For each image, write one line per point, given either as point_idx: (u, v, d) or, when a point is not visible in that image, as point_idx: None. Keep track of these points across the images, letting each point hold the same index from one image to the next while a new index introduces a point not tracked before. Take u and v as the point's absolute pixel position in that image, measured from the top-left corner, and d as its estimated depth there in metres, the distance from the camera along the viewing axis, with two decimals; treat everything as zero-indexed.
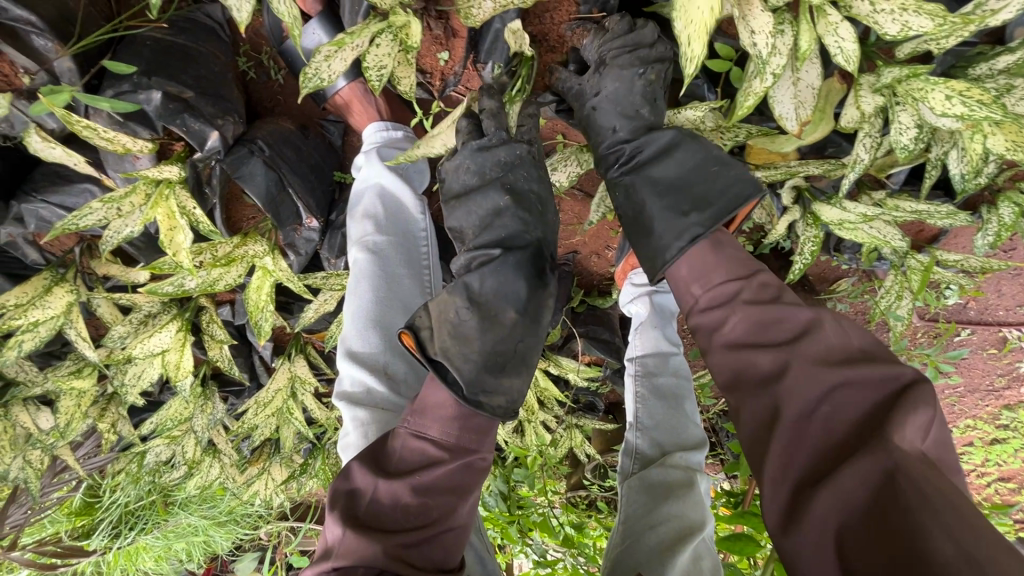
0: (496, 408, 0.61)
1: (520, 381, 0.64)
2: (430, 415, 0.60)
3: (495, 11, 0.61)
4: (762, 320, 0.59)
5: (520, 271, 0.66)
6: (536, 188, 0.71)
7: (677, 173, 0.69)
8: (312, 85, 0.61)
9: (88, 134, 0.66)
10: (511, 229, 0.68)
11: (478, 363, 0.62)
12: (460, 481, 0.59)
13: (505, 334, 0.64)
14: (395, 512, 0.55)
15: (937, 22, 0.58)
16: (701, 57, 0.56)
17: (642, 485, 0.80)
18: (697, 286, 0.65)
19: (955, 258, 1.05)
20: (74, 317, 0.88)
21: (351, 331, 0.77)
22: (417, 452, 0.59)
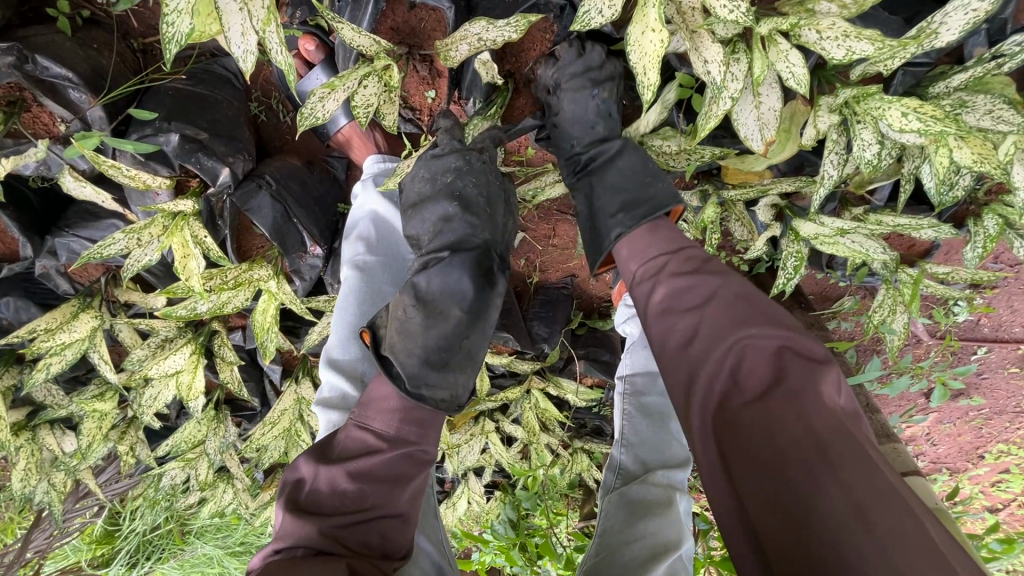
0: (439, 401, 0.67)
1: (465, 377, 0.70)
2: (376, 407, 0.65)
3: (470, 53, 0.68)
4: (684, 288, 0.62)
5: (470, 271, 0.71)
6: (485, 191, 0.75)
7: (611, 183, 0.75)
8: (309, 123, 0.67)
9: (114, 173, 0.74)
10: (460, 233, 0.74)
11: (422, 357, 0.66)
12: (401, 469, 0.62)
13: (451, 330, 0.69)
14: (333, 498, 0.58)
15: (877, 45, 0.63)
16: (656, 84, 0.61)
17: (621, 501, 0.81)
18: (638, 262, 0.69)
19: (946, 270, 1.06)
20: (98, 341, 0.95)
21: (333, 339, 0.83)
22: (359, 441, 0.63)
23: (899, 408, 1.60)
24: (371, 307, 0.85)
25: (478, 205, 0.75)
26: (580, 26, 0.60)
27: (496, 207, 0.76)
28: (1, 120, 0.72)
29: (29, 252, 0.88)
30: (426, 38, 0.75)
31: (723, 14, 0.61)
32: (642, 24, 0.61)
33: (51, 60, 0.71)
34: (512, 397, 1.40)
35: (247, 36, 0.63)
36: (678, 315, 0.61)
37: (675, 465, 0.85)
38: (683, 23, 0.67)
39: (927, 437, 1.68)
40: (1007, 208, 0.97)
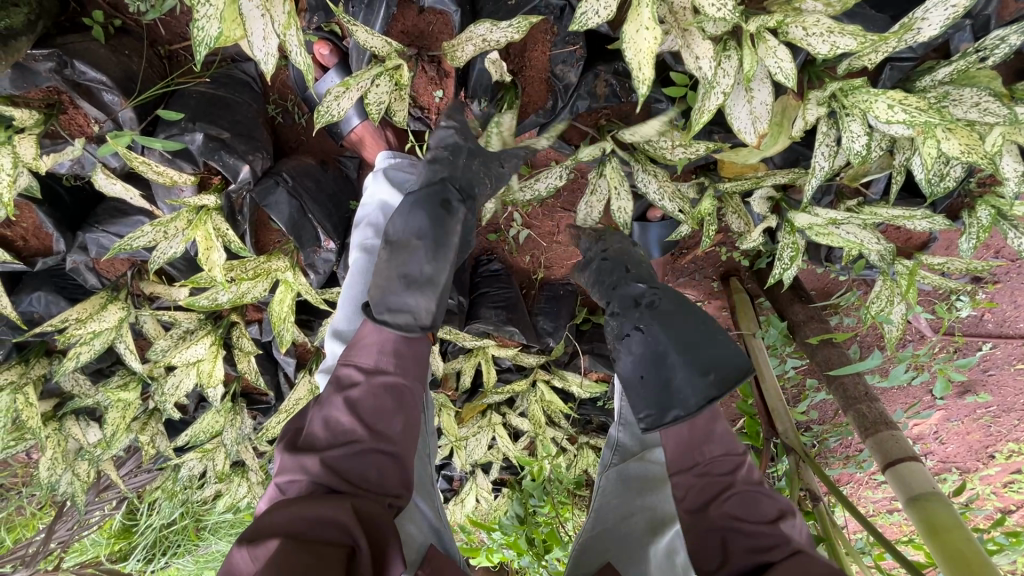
0: (403, 325, 0.69)
1: (427, 300, 0.71)
2: (358, 346, 0.71)
3: (476, 52, 0.73)
4: (748, 500, 0.68)
5: (425, 209, 0.74)
6: (453, 143, 0.79)
7: (673, 335, 0.79)
8: (325, 121, 0.72)
9: (144, 169, 0.80)
10: (423, 179, 0.78)
11: (383, 284, 0.71)
12: (386, 400, 0.67)
13: (412, 257, 0.72)
14: (328, 435, 0.65)
15: (859, 40, 0.67)
16: (650, 78, 0.65)
17: (620, 476, 0.88)
18: (704, 447, 0.73)
19: (942, 261, 1.08)
20: (125, 332, 1.01)
21: (341, 315, 0.89)
22: (348, 377, 0.69)
23: (905, 404, 1.61)
24: None
25: (444, 159, 0.79)
26: (579, 24, 0.64)
27: (459, 155, 0.79)
28: (40, 120, 0.77)
29: (62, 247, 0.94)
30: (434, 40, 0.80)
31: (711, 13, 0.65)
32: (637, 23, 0.64)
33: (88, 65, 0.77)
34: (519, 391, 1.43)
35: (269, 39, 0.68)
36: (740, 519, 0.67)
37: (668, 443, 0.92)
38: (675, 22, 0.71)
39: (934, 435, 1.69)
40: (1000, 200, 0.99)
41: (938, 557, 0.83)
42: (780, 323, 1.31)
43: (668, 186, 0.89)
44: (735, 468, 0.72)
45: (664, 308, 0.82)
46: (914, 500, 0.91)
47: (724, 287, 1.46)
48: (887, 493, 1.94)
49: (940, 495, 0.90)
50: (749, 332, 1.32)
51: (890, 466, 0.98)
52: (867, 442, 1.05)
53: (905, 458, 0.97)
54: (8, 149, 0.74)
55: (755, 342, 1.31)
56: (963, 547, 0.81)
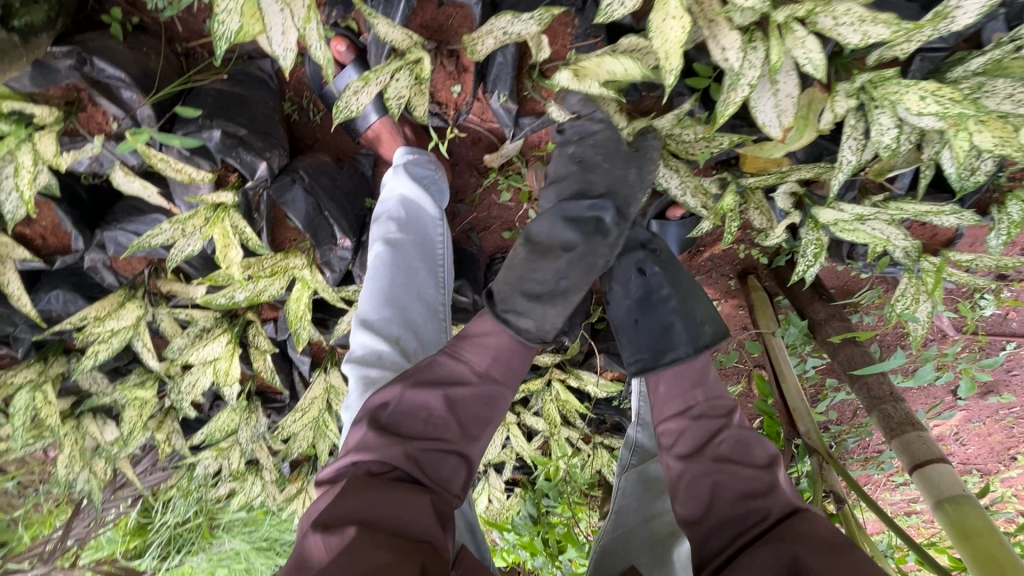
0: (523, 329, 0.72)
1: (556, 314, 0.73)
2: (473, 342, 0.72)
3: (496, 45, 0.72)
4: (742, 441, 0.73)
5: (576, 224, 0.74)
6: (605, 158, 0.76)
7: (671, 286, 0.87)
8: (344, 116, 0.71)
9: (163, 166, 0.79)
10: (577, 187, 0.77)
11: (515, 284, 0.73)
12: (481, 410, 0.71)
13: (550, 266, 0.73)
14: (417, 423, 0.66)
15: (893, 29, 0.65)
16: (678, 69, 0.63)
17: (640, 478, 0.88)
18: (697, 391, 0.79)
19: (969, 258, 1.06)
20: (142, 330, 1.01)
21: (366, 307, 0.89)
22: (451, 370, 0.70)
23: (926, 405, 1.58)
24: (401, 279, 0.90)
25: (596, 164, 0.76)
26: (604, 15, 0.62)
27: (619, 167, 0.76)
28: (60, 118, 0.77)
29: (80, 245, 0.94)
30: (454, 34, 0.79)
31: (740, 2, 0.63)
32: (664, 13, 0.63)
33: (106, 62, 0.76)
34: (533, 390, 1.42)
35: (287, 34, 0.68)
36: (733, 459, 0.71)
37: None
38: (701, 12, 0.69)
39: (955, 437, 1.66)
40: None
41: (968, 560, 0.81)
42: (800, 322, 1.29)
43: (688, 180, 0.87)
44: (728, 414, 0.77)
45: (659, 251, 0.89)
46: (941, 504, 0.89)
47: (741, 286, 1.44)
48: (906, 495, 1.91)
49: (969, 498, 0.88)
50: (768, 331, 1.30)
51: (916, 468, 0.96)
52: (893, 443, 1.02)
53: (933, 461, 0.95)
54: (30, 147, 0.74)
55: (774, 341, 1.29)
56: (994, 549, 0.80)
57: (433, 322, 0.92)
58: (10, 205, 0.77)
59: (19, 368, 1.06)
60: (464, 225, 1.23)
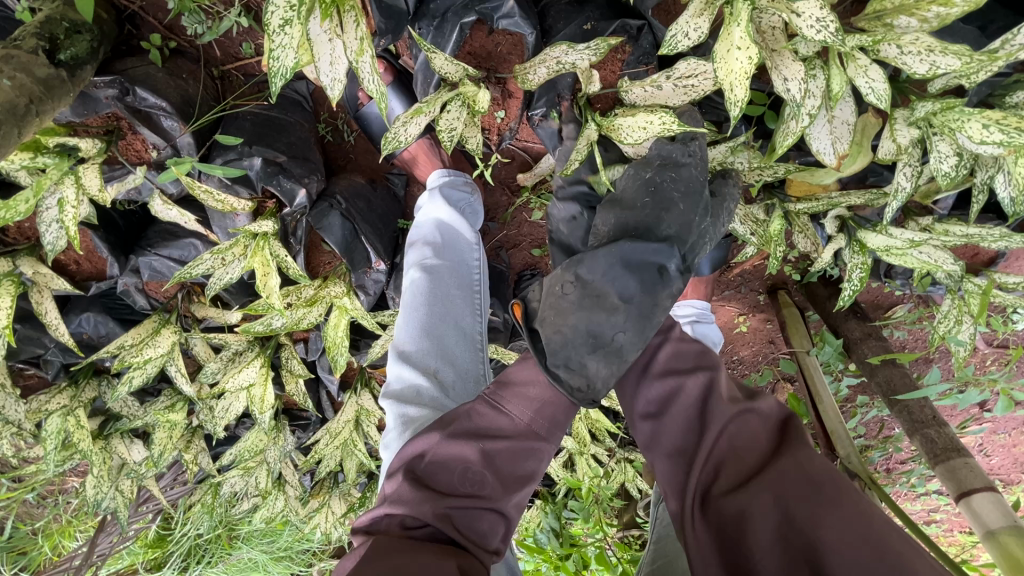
0: (573, 389, 0.67)
1: (608, 371, 0.67)
2: (511, 392, 0.73)
3: (548, 75, 0.70)
4: (679, 350, 0.72)
5: (637, 270, 0.66)
6: (682, 192, 0.70)
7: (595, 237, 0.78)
8: (391, 147, 0.69)
9: (205, 197, 0.78)
10: (643, 219, 0.69)
11: (568, 337, 0.66)
12: (521, 462, 0.71)
13: (607, 318, 0.65)
14: (453, 478, 0.67)
15: (964, 60, 0.62)
16: (744, 100, 0.61)
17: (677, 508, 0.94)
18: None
19: (1014, 280, 1.04)
20: (176, 355, 1.00)
21: (403, 337, 0.88)
22: (491, 422, 0.72)
23: (954, 418, 1.57)
24: (439, 308, 0.89)
25: (672, 201, 0.69)
26: (668, 50, 0.62)
27: (694, 208, 0.70)
28: (103, 149, 0.76)
29: (115, 271, 0.93)
30: (503, 61, 0.77)
31: (809, 34, 0.61)
32: (728, 43, 0.61)
33: (148, 91, 0.75)
34: None
35: (337, 64, 0.66)
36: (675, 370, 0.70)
37: None
38: (764, 42, 0.68)
39: (980, 448, 1.64)
40: None
41: None
42: (835, 341, 1.27)
43: (740, 210, 0.89)
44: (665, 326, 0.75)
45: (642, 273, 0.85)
46: (991, 534, 0.86)
47: (771, 301, 1.42)
48: (926, 504, 1.88)
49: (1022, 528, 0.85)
50: (802, 349, 1.28)
51: (964, 496, 0.93)
52: (938, 469, 1.00)
53: (983, 489, 0.92)
54: (73, 180, 0.73)
55: (808, 360, 1.27)
56: None
57: (471, 353, 0.91)
58: (51, 236, 0.77)
59: (52, 393, 1.05)
60: (494, 243, 1.21)
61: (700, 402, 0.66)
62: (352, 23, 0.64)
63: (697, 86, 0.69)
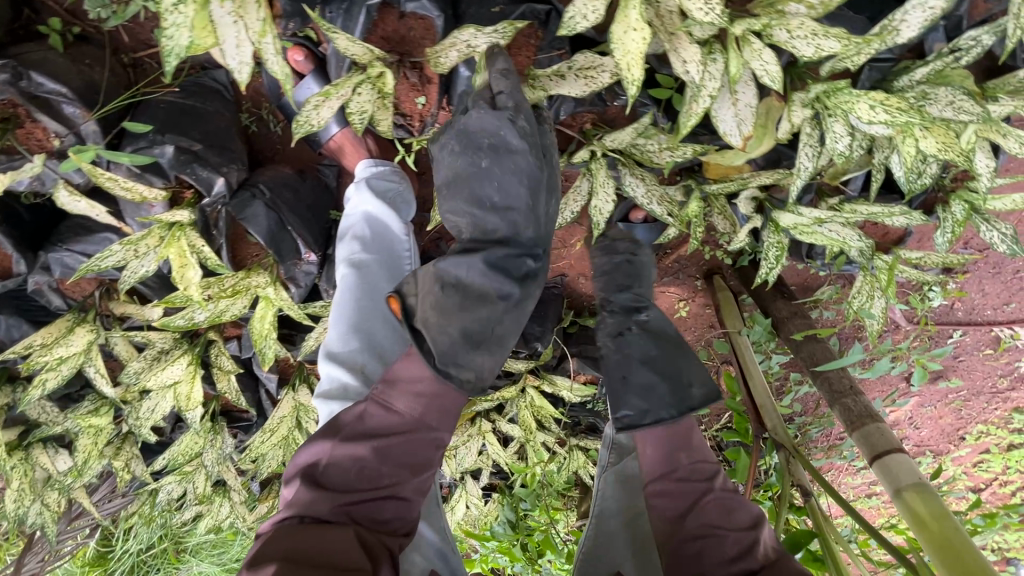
0: (464, 381, 0.70)
1: (492, 360, 0.71)
2: (400, 387, 0.72)
3: (459, 58, 0.71)
4: (726, 505, 0.76)
5: (503, 270, 0.70)
6: (522, 179, 0.70)
7: (662, 345, 0.95)
8: (304, 131, 0.70)
9: (110, 184, 0.76)
10: (501, 222, 0.71)
11: (452, 338, 0.68)
12: (418, 455, 0.71)
13: (487, 316, 0.69)
14: (349, 475, 0.68)
15: (844, 43, 0.67)
16: (640, 79, 0.65)
17: (619, 479, 1.02)
18: (684, 454, 0.83)
19: (919, 256, 1.11)
20: (94, 355, 0.96)
21: (333, 334, 0.90)
22: (380, 419, 0.71)
23: (882, 393, 1.66)
24: (368, 303, 0.91)
25: (518, 195, 0.70)
26: (566, 30, 0.64)
27: (537, 200, 0.71)
28: None
29: (22, 269, 0.88)
30: (416, 46, 0.77)
31: (699, 16, 0.65)
32: (625, 24, 0.64)
33: (45, 76, 0.73)
34: (507, 397, 1.42)
35: (242, 47, 0.65)
36: (717, 526, 0.73)
37: None
38: (662, 25, 0.71)
39: (910, 421, 1.75)
40: (973, 194, 1.02)
41: (926, 545, 0.84)
42: (765, 321, 1.32)
43: (655, 191, 0.91)
44: (711, 476, 0.80)
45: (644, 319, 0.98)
46: (898, 492, 0.92)
47: (707, 286, 1.47)
48: (866, 478, 1.97)
49: (926, 485, 0.91)
50: (735, 329, 1.31)
51: (876, 458, 0.99)
52: (854, 435, 1.06)
53: (892, 451, 0.98)
54: None
55: (740, 339, 1.31)
56: (949, 535, 0.83)
57: (401, 344, 0.93)
58: None
59: None
60: (433, 234, 1.21)
61: (733, 558, 0.69)
62: (253, 3, 0.64)
63: (598, 77, 0.73)
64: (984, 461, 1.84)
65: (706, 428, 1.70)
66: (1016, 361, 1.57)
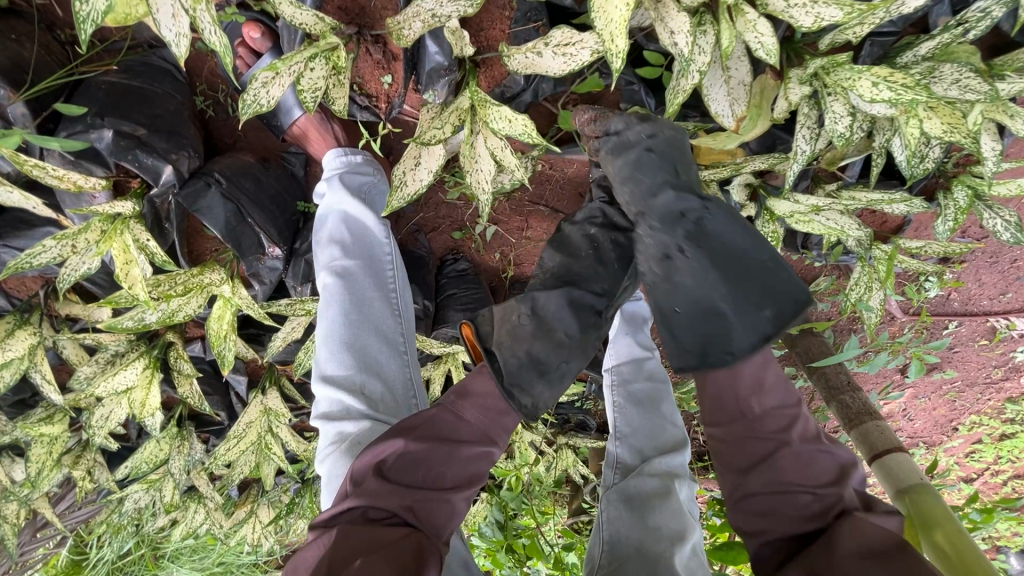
0: (521, 406, 0.68)
1: (550, 394, 0.70)
2: (473, 398, 0.66)
3: (425, 30, 0.64)
4: (803, 456, 0.60)
5: (578, 311, 0.72)
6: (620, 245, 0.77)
7: (728, 256, 0.64)
8: (252, 110, 0.64)
9: (38, 173, 0.68)
10: (586, 273, 0.75)
11: (519, 361, 0.68)
12: (480, 464, 0.65)
13: (553, 350, 0.70)
14: (417, 477, 0.60)
15: (846, 10, 0.61)
16: (626, 51, 0.58)
17: (621, 496, 0.81)
18: (753, 398, 0.62)
19: (918, 245, 1.06)
20: (39, 360, 0.89)
21: (323, 354, 0.80)
22: (454, 425, 0.64)
23: (877, 386, 1.62)
24: (358, 316, 0.81)
25: (610, 259, 0.76)
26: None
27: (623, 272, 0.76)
28: None
29: None
30: (377, 18, 0.74)
31: None
32: None
33: None
34: None
35: (178, 17, 0.58)
36: (791, 483, 0.59)
37: (671, 448, 0.88)
38: None
39: (904, 412, 1.71)
40: (975, 179, 0.96)
41: (926, 548, 0.79)
42: None
43: None
44: (789, 421, 0.62)
45: (698, 211, 0.64)
46: (901, 492, 0.87)
47: None
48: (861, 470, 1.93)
49: (928, 486, 0.86)
50: None
51: (877, 457, 0.94)
52: (852, 433, 1.01)
53: (894, 450, 0.93)
54: None
55: None
56: (954, 536, 0.77)
57: (396, 358, 0.82)
58: None
59: None
60: (411, 226, 1.14)
61: (808, 526, 0.57)
62: None
63: (577, 55, 0.65)
64: (978, 452, 1.81)
65: (699, 424, 1.64)
66: (1012, 352, 1.53)
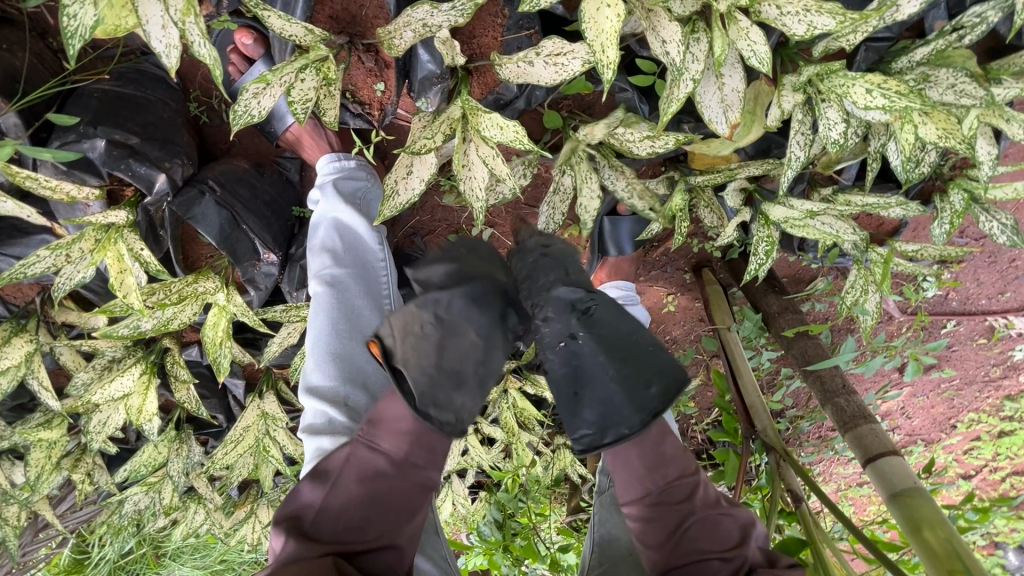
0: (442, 423, 0.59)
1: (474, 400, 0.60)
2: (387, 427, 0.61)
3: (415, 39, 0.64)
4: (710, 526, 0.61)
5: (485, 307, 0.61)
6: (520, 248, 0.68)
7: (615, 342, 0.63)
8: (243, 122, 0.64)
9: (31, 184, 0.68)
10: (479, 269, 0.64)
11: (434, 376, 0.58)
12: (411, 498, 0.61)
13: (466, 354, 0.59)
14: (336, 525, 0.58)
15: (839, 19, 0.61)
16: (617, 62, 0.58)
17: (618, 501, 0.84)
18: (659, 474, 0.64)
19: (915, 248, 1.06)
20: (36, 367, 0.90)
21: (310, 364, 0.80)
22: (371, 463, 0.60)
23: (875, 385, 1.62)
24: (347, 325, 0.81)
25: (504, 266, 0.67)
26: (529, 7, 0.57)
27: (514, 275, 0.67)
28: None
29: None
30: (368, 26, 0.74)
31: None
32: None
33: None
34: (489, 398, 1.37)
35: (168, 28, 0.58)
36: (702, 551, 0.59)
37: None
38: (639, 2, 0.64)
39: (902, 411, 1.71)
40: (972, 183, 0.96)
41: (924, 556, 0.78)
42: (755, 315, 1.27)
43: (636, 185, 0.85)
44: (691, 491, 0.64)
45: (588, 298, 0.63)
46: (894, 497, 0.86)
47: (696, 279, 1.38)
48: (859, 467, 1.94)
49: (921, 490, 0.85)
50: (725, 326, 1.25)
51: (871, 461, 0.94)
52: (847, 437, 1.01)
53: (888, 454, 0.93)
54: None
55: (731, 336, 1.25)
56: (948, 544, 0.77)
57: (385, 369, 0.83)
58: None
59: None
60: (407, 230, 1.14)
61: None
62: None
63: (568, 64, 0.65)
64: (976, 449, 1.82)
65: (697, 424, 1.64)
66: (1010, 350, 1.53)
